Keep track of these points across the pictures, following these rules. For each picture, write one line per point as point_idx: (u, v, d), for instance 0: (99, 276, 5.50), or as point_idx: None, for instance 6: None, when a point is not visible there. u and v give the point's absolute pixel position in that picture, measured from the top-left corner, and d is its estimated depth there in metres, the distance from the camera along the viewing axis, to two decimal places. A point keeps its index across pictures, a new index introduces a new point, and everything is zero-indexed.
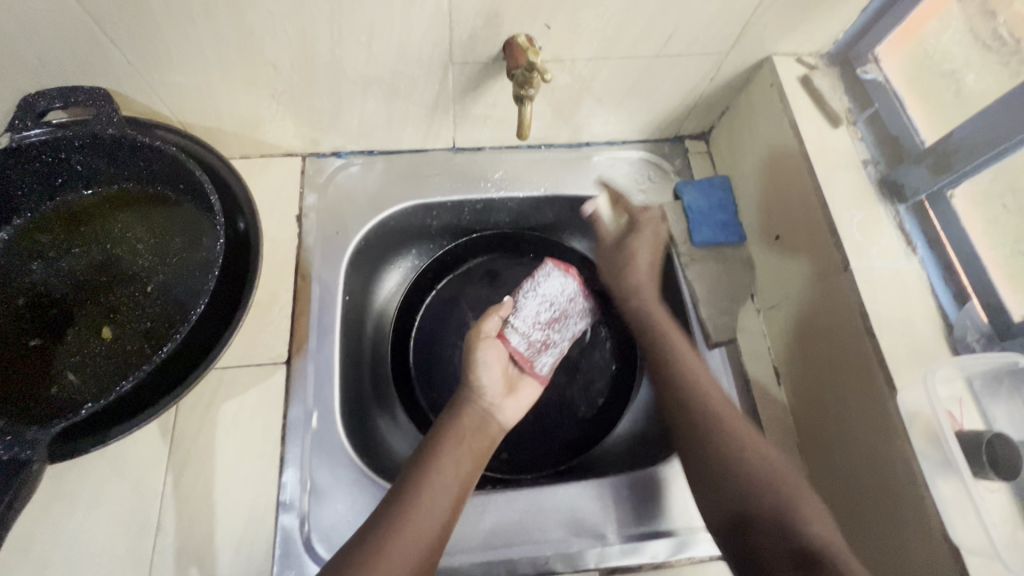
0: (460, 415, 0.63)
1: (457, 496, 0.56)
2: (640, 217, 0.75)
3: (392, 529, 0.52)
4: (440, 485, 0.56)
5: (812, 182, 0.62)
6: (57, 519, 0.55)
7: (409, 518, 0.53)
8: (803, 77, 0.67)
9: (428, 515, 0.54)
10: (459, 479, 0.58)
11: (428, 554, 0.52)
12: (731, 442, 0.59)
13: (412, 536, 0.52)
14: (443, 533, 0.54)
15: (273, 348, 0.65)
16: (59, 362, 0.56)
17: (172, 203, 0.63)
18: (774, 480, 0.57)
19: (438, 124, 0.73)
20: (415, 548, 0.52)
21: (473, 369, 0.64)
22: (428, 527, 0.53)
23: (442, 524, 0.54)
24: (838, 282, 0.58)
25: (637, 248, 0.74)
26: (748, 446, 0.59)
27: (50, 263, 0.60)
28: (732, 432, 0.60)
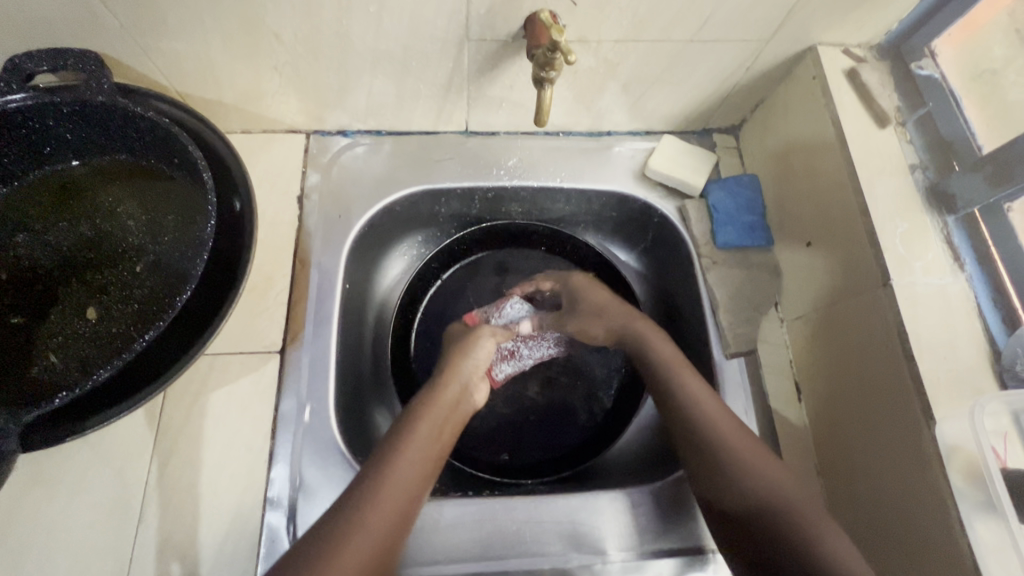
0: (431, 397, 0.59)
1: (422, 483, 0.52)
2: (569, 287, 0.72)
3: (358, 517, 0.47)
4: (410, 473, 0.52)
5: (853, 186, 0.57)
6: (37, 503, 0.53)
7: (374, 505, 0.48)
8: (849, 70, 0.61)
9: (392, 505, 0.49)
10: (426, 465, 0.53)
11: (385, 548, 0.48)
12: (738, 478, 0.51)
13: (375, 527, 0.47)
14: (405, 525, 0.50)
15: (267, 336, 0.62)
16: (40, 342, 0.53)
17: (166, 179, 0.60)
18: (787, 523, 0.47)
19: (450, 105, 0.68)
20: (374, 540, 0.47)
21: (466, 349, 0.65)
22: (392, 516, 0.49)
23: (405, 513, 0.50)
24: (875, 297, 0.53)
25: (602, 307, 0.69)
26: (765, 479, 0.50)
27: (37, 236, 0.57)
28: (751, 467, 0.51)
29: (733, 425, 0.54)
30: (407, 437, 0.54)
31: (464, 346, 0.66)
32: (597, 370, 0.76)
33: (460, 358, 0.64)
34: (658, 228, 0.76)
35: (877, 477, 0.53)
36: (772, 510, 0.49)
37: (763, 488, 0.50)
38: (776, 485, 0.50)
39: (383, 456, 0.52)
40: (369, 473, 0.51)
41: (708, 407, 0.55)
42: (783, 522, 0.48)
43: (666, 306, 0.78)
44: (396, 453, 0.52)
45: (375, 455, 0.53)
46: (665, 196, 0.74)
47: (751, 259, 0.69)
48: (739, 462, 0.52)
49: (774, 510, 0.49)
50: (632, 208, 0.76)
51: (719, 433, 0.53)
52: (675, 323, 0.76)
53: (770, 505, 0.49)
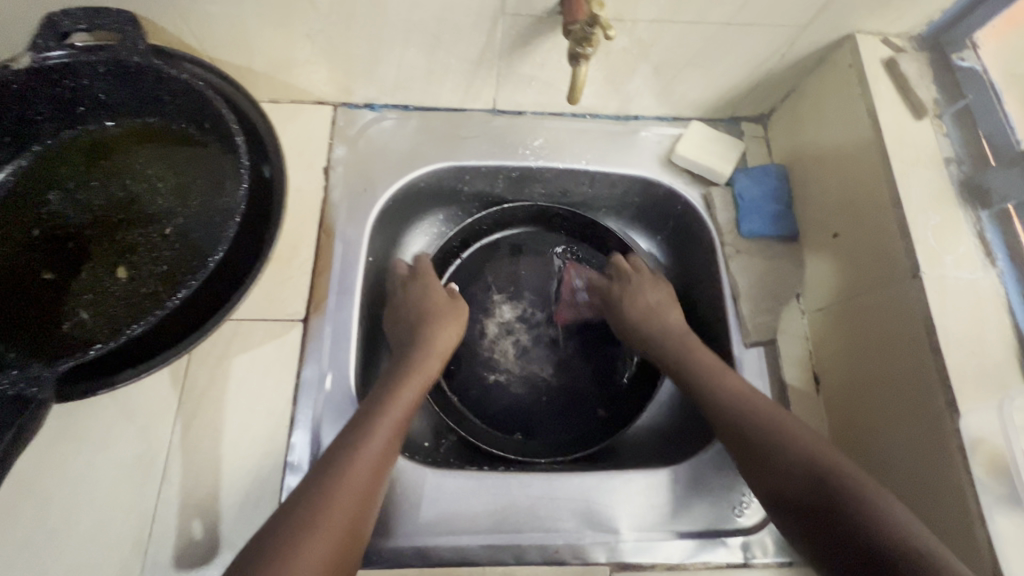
0: (399, 373, 0.61)
1: (391, 452, 0.54)
2: (624, 282, 0.72)
3: (332, 485, 0.49)
4: (381, 443, 0.53)
5: (886, 177, 0.56)
6: (63, 457, 0.54)
7: (348, 475, 0.50)
8: (887, 60, 0.60)
9: (363, 474, 0.51)
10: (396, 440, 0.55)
11: (360, 515, 0.49)
12: (762, 451, 0.53)
13: (348, 495, 0.49)
14: (375, 495, 0.51)
15: (290, 304, 0.62)
16: (71, 298, 0.53)
17: (196, 143, 0.60)
18: (828, 484, 0.48)
19: (480, 82, 0.68)
20: (350, 509, 0.48)
21: (431, 322, 0.66)
22: (365, 485, 0.50)
23: (375, 481, 0.51)
24: (903, 289, 0.53)
25: (647, 309, 0.69)
26: (795, 446, 0.51)
27: (68, 194, 0.58)
28: (779, 437, 0.52)
29: (752, 402, 0.56)
30: (379, 410, 0.55)
31: (428, 318, 0.66)
32: (611, 356, 0.77)
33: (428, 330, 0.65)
34: (682, 215, 0.76)
35: (896, 469, 0.53)
36: (802, 470, 0.50)
37: (792, 455, 0.51)
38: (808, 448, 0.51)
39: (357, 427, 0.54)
40: (344, 445, 0.52)
41: (726, 390, 0.57)
42: (826, 485, 0.48)
43: (686, 294, 0.78)
44: (370, 425, 0.54)
45: (350, 427, 0.54)
46: (691, 182, 0.73)
47: (775, 249, 0.69)
48: (759, 435, 0.53)
49: (807, 473, 0.49)
50: (656, 193, 0.76)
51: (737, 413, 0.55)
52: (695, 311, 0.76)
53: (803, 468, 0.50)
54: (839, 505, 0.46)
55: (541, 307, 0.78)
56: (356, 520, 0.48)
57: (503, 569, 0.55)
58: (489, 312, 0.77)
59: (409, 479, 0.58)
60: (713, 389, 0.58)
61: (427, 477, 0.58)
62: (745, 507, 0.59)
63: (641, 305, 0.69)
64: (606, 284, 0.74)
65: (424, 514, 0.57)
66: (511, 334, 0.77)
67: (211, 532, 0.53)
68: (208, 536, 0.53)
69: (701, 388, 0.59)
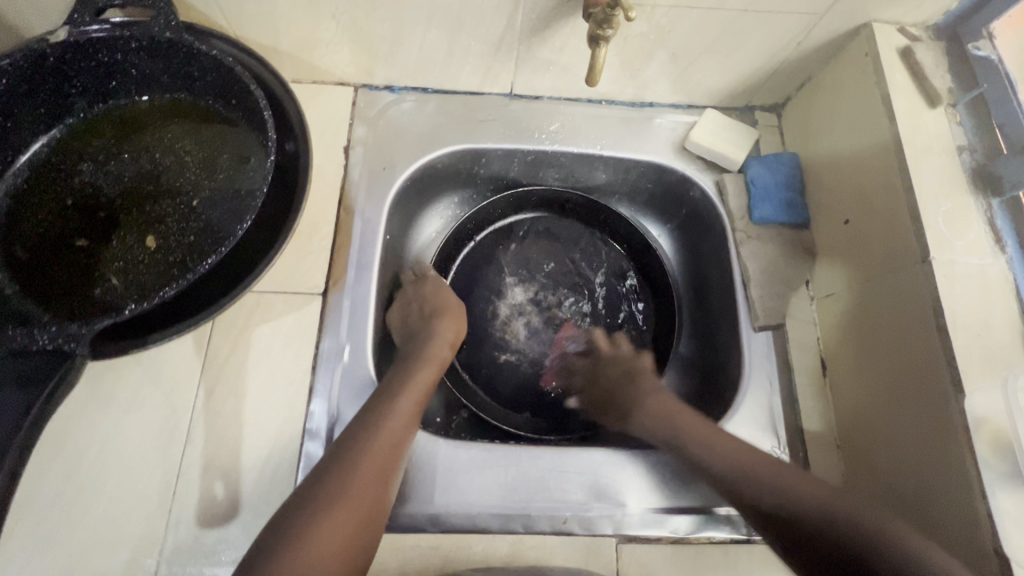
0: (412, 359, 0.63)
1: (408, 431, 0.56)
2: (605, 356, 0.72)
3: (354, 459, 0.51)
4: (398, 424, 0.55)
5: (899, 164, 0.57)
6: (93, 417, 0.56)
7: (368, 450, 0.52)
8: (903, 49, 0.61)
9: (382, 450, 0.53)
10: (412, 417, 0.57)
11: (381, 492, 0.51)
12: (762, 500, 0.50)
13: (369, 470, 0.51)
14: (395, 471, 0.53)
15: (311, 278, 0.64)
16: (103, 265, 0.55)
17: (223, 120, 0.62)
18: (848, 528, 0.45)
19: (499, 65, 0.69)
20: (371, 484, 0.50)
21: (436, 311, 0.69)
22: (385, 460, 0.52)
23: (393, 456, 0.53)
24: (912, 274, 0.54)
25: (629, 380, 0.68)
26: (804, 497, 0.49)
27: (100, 166, 0.60)
28: (780, 491, 0.50)
29: (743, 456, 0.54)
30: (394, 392, 0.58)
31: (437, 312, 0.69)
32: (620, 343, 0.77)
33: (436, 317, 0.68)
34: (694, 202, 0.77)
35: (902, 449, 0.54)
36: (775, 497, 0.50)
37: (801, 503, 0.48)
38: (820, 495, 0.48)
39: (373, 407, 0.56)
40: (362, 424, 0.54)
41: (712, 447, 0.56)
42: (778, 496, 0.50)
43: (695, 280, 0.79)
44: (386, 406, 0.56)
45: (368, 406, 0.56)
46: (704, 169, 0.74)
47: (786, 236, 0.70)
48: (759, 488, 0.51)
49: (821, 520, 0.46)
50: (669, 180, 0.77)
51: (731, 466, 0.54)
52: (704, 296, 0.77)
53: (819, 509, 0.47)
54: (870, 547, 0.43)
55: (553, 290, 0.79)
56: (377, 493, 0.50)
57: (514, 537, 0.57)
58: (501, 293, 0.79)
59: (424, 449, 0.60)
60: (701, 445, 0.56)
61: (441, 448, 0.60)
62: None
63: (627, 374, 0.68)
64: (587, 363, 0.73)
65: (437, 483, 0.59)
66: (523, 315, 0.78)
67: (232, 493, 0.55)
68: (230, 497, 0.55)
69: (688, 444, 0.57)
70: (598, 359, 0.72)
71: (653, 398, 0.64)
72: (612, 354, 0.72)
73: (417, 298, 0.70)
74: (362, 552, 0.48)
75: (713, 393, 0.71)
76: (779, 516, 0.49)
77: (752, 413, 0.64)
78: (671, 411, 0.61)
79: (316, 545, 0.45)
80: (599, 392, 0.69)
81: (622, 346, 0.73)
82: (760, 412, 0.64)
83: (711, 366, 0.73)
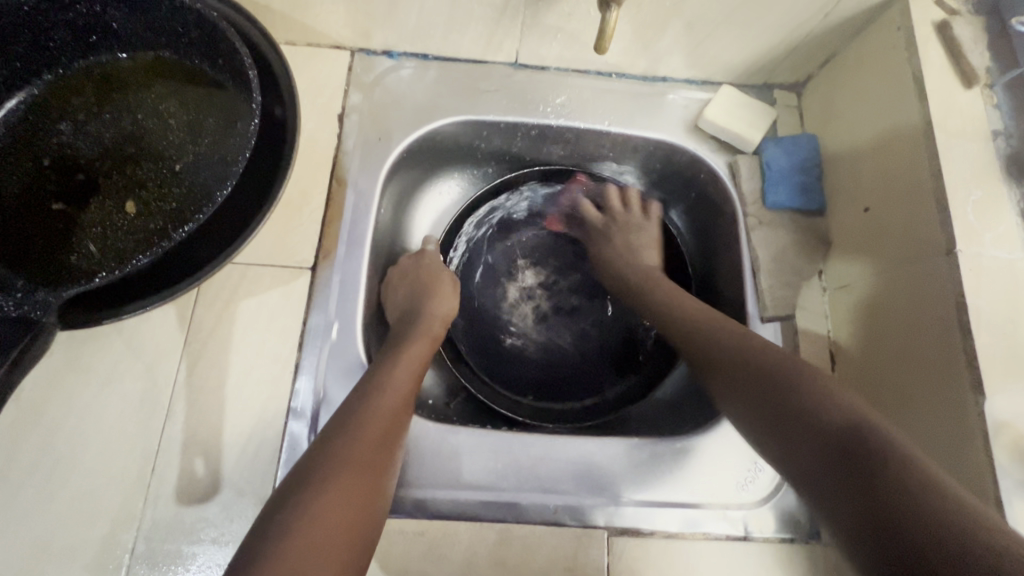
0: (404, 332, 0.62)
1: (406, 403, 0.55)
2: (625, 215, 0.75)
3: (352, 435, 0.49)
4: (396, 395, 0.54)
5: (929, 147, 0.53)
6: (71, 387, 0.55)
7: (364, 425, 0.50)
8: (939, 24, 0.56)
9: (379, 420, 0.52)
10: (407, 393, 0.55)
11: (383, 461, 0.50)
12: (735, 370, 0.52)
13: (368, 440, 0.50)
14: (395, 444, 0.52)
15: (299, 252, 0.61)
16: (80, 230, 0.53)
17: (209, 81, 0.58)
18: (864, 441, 0.40)
19: (503, 31, 0.65)
20: (372, 454, 0.49)
21: (426, 288, 0.67)
22: (383, 434, 0.51)
23: (390, 431, 0.52)
24: (935, 266, 0.51)
25: (637, 247, 0.73)
26: (817, 396, 0.45)
27: (79, 126, 0.57)
28: (796, 390, 0.46)
29: (768, 354, 0.51)
30: (386, 369, 0.56)
31: (430, 287, 0.67)
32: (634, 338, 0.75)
33: (429, 293, 0.66)
34: (705, 184, 0.73)
35: None
36: (725, 353, 0.54)
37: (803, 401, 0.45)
38: (841, 406, 0.43)
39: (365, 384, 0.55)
40: (355, 401, 0.52)
41: (746, 344, 0.53)
42: (736, 355, 0.53)
43: (703, 266, 0.76)
44: (383, 380, 0.55)
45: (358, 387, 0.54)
46: (717, 150, 0.70)
47: (800, 222, 0.66)
48: (738, 362, 0.52)
49: (823, 414, 0.43)
50: (679, 160, 0.73)
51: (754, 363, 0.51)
52: (711, 283, 0.74)
53: (796, 374, 0.48)
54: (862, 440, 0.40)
55: (565, 275, 0.77)
56: (378, 470, 0.49)
57: (502, 525, 0.55)
58: (511, 274, 0.77)
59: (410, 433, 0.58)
60: (731, 343, 0.54)
61: (431, 432, 0.58)
62: (750, 482, 0.58)
63: (642, 246, 0.73)
64: (601, 219, 0.76)
65: (425, 468, 0.57)
66: (531, 299, 0.76)
67: (213, 470, 0.54)
68: (210, 474, 0.54)
69: (723, 344, 0.55)
70: (612, 219, 0.75)
71: (647, 275, 0.69)
72: (626, 215, 0.75)
73: (411, 272, 0.68)
74: (370, 524, 0.47)
75: None
76: (774, 411, 0.47)
77: None
78: (652, 292, 0.66)
79: (324, 518, 0.43)
80: (608, 255, 0.73)
81: (639, 207, 0.75)
82: None
83: None
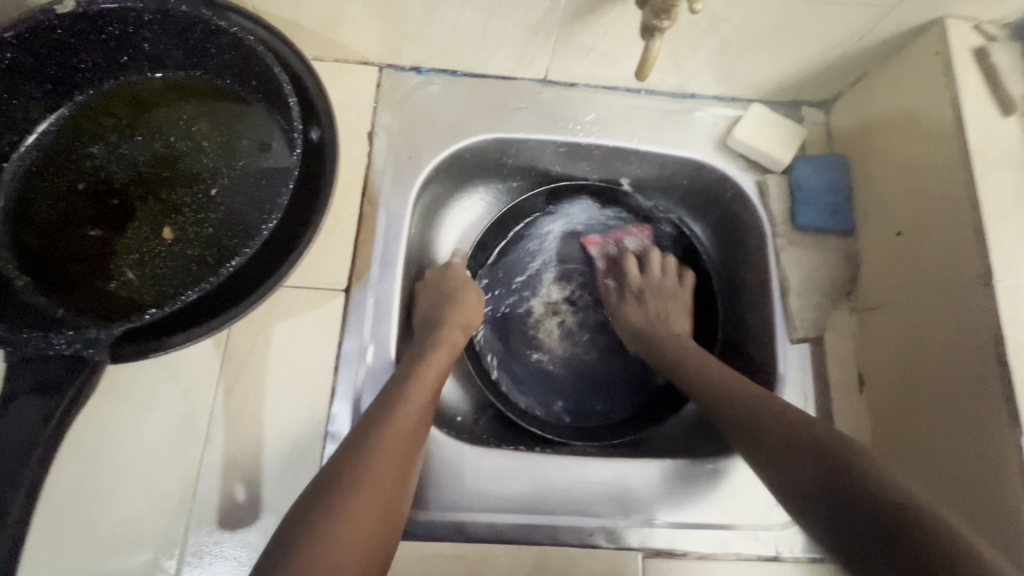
0: (428, 343, 0.62)
1: (425, 416, 0.55)
2: (661, 283, 0.74)
3: (370, 448, 0.50)
4: (414, 412, 0.54)
5: (965, 177, 0.53)
6: (109, 413, 0.55)
7: (383, 437, 0.51)
8: (977, 50, 0.56)
9: (397, 442, 0.51)
10: (427, 407, 0.55)
11: (398, 489, 0.50)
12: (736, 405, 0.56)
13: (386, 457, 0.50)
14: (415, 456, 0.52)
15: (332, 274, 0.61)
16: (118, 257, 0.53)
17: (243, 102, 0.58)
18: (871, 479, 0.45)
19: (536, 50, 0.64)
20: (389, 481, 0.49)
21: (452, 300, 0.67)
22: (402, 449, 0.51)
23: (410, 444, 0.52)
24: (973, 296, 0.51)
25: (670, 315, 0.71)
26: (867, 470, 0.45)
27: (112, 148, 0.56)
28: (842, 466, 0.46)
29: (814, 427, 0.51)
30: (409, 381, 0.56)
31: (453, 300, 0.67)
32: None
33: (451, 304, 0.66)
34: (732, 203, 0.73)
35: (947, 471, 0.53)
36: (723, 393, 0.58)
37: (829, 464, 0.47)
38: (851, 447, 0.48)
39: (385, 400, 0.54)
40: (378, 415, 0.53)
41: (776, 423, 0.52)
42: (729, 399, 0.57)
43: (729, 282, 0.76)
44: (403, 394, 0.55)
45: (382, 401, 0.54)
46: (745, 168, 0.70)
47: (830, 243, 0.67)
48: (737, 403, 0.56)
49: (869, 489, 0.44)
50: (706, 178, 0.73)
51: (794, 433, 0.51)
52: (737, 300, 0.74)
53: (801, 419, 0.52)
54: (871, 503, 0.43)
55: (588, 290, 0.78)
56: (396, 482, 0.50)
57: (539, 547, 0.56)
58: (532, 278, 0.77)
59: (446, 455, 0.58)
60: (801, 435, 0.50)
61: (466, 455, 0.59)
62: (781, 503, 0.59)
63: (666, 313, 0.71)
64: (648, 278, 0.74)
65: (462, 491, 0.57)
66: (557, 314, 0.77)
67: (253, 496, 0.54)
68: (251, 499, 0.54)
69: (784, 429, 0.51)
70: (652, 283, 0.74)
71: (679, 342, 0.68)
72: (661, 281, 0.74)
73: (436, 286, 0.68)
74: (380, 550, 0.47)
75: None
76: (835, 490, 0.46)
77: None
78: (682, 347, 0.67)
79: (335, 533, 0.45)
80: (633, 317, 0.72)
81: (674, 274, 0.75)
82: None
83: (742, 374, 0.71)
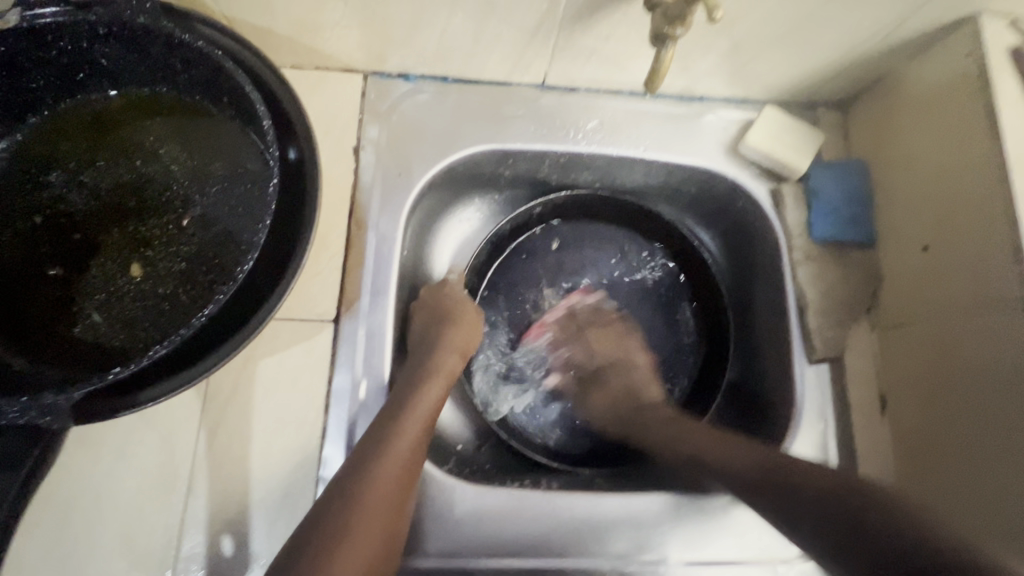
0: (420, 368, 0.57)
1: (417, 453, 0.51)
2: (614, 356, 0.68)
3: (360, 495, 0.46)
4: (407, 450, 0.50)
5: (1002, 189, 0.49)
6: (83, 464, 0.51)
7: (373, 483, 0.47)
8: (1014, 48, 0.52)
9: (388, 491, 0.47)
10: (420, 443, 0.51)
11: (386, 547, 0.46)
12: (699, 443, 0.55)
13: (377, 504, 0.46)
14: (406, 498, 0.49)
15: (321, 303, 0.57)
16: (82, 299, 0.48)
17: (214, 120, 0.53)
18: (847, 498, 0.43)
19: (534, 54, 0.59)
20: (378, 539, 0.45)
21: (448, 320, 0.62)
22: (393, 493, 0.48)
23: (401, 487, 0.48)
24: (1011, 322, 0.48)
25: (637, 387, 0.66)
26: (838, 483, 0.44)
27: (72, 176, 0.51)
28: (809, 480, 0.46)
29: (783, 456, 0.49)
30: (401, 415, 0.52)
31: (449, 320, 0.62)
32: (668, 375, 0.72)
33: (446, 325, 0.61)
34: (743, 212, 0.69)
35: (976, 504, 0.50)
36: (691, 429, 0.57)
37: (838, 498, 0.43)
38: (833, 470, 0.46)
39: (375, 440, 0.50)
40: (368, 454, 0.49)
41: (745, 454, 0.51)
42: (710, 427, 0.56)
43: (740, 294, 0.72)
44: (393, 431, 0.50)
45: (370, 438, 0.50)
46: (758, 176, 0.66)
47: (849, 256, 0.63)
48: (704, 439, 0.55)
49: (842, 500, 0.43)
50: (715, 187, 0.68)
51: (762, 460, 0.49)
52: (749, 315, 0.71)
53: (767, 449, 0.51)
54: (896, 534, 0.39)
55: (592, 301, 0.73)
56: (387, 531, 0.46)
57: None
58: (575, 269, 0.74)
59: (446, 496, 0.55)
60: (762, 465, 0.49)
61: (468, 496, 0.55)
62: None
63: (633, 386, 0.66)
64: (598, 357, 0.68)
65: (465, 534, 0.54)
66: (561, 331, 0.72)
67: (242, 549, 0.51)
68: (240, 552, 0.50)
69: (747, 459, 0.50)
70: (608, 356, 0.68)
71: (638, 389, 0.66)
72: (614, 352, 0.68)
73: (431, 306, 0.63)
74: None
75: (758, 423, 0.66)
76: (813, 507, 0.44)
77: (803, 452, 0.59)
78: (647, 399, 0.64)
79: None
80: (600, 404, 0.67)
81: (619, 338, 0.69)
82: (811, 451, 0.59)
83: (755, 393, 0.68)
